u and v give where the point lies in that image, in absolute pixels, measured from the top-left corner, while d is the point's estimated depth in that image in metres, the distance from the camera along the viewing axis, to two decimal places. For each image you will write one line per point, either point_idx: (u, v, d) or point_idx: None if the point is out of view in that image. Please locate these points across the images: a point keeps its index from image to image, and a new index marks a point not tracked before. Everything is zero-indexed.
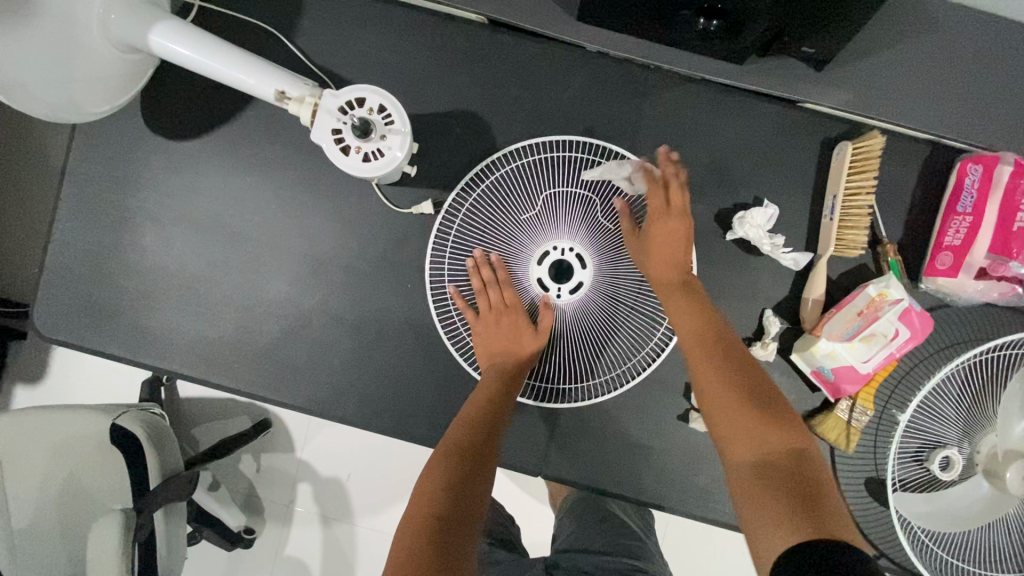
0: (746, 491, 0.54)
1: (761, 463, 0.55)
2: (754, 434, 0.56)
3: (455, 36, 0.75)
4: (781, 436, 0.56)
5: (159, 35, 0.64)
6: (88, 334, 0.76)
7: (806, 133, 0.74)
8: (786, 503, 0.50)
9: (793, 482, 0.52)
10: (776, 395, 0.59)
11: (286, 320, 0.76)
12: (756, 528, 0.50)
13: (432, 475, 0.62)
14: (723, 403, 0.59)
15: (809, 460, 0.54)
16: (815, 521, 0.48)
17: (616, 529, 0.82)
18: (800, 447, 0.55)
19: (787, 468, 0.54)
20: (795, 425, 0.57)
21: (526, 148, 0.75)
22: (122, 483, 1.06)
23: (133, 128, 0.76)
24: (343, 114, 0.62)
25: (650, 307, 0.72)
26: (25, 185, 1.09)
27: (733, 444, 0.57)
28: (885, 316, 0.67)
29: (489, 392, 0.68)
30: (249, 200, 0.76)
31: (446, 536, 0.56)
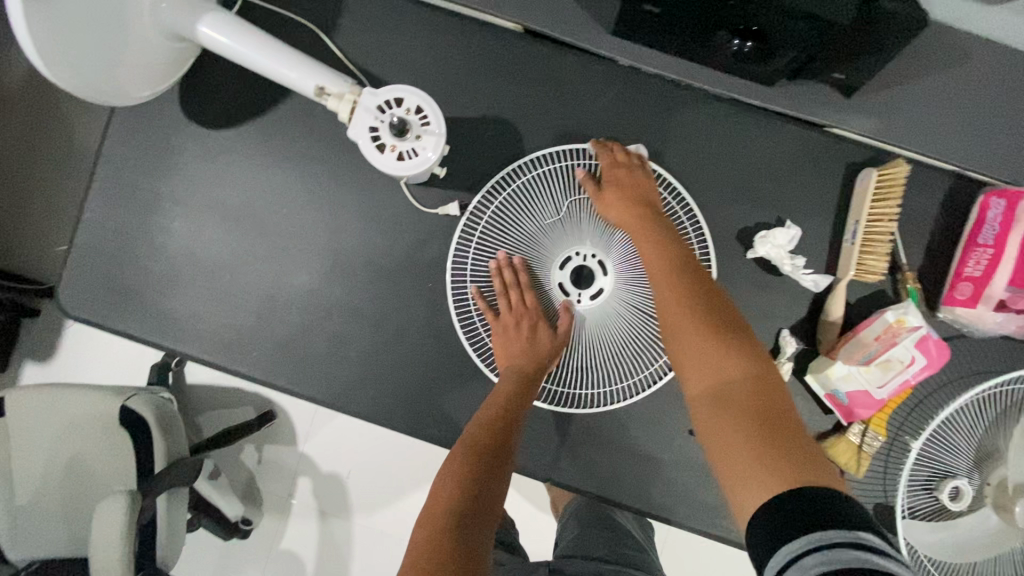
0: (709, 417, 0.55)
1: (724, 392, 0.55)
2: (711, 365, 0.57)
3: (492, 42, 0.77)
4: (740, 364, 0.56)
5: (207, 25, 0.65)
6: (111, 313, 0.77)
7: (833, 157, 0.75)
8: (756, 435, 0.51)
9: (756, 411, 0.53)
10: (734, 322, 0.59)
11: (307, 311, 0.77)
12: (726, 457, 0.52)
13: (453, 470, 0.63)
14: (680, 336, 0.59)
15: (769, 384, 0.55)
16: (781, 458, 0.49)
17: (619, 536, 0.83)
18: (762, 373, 0.56)
19: (749, 398, 0.54)
20: (752, 349, 0.57)
21: (553, 154, 0.76)
22: (124, 468, 1.06)
23: (170, 115, 0.77)
24: (382, 113, 0.63)
25: None
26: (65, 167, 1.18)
27: (693, 376, 0.58)
28: (903, 342, 0.68)
29: (509, 394, 0.69)
30: (278, 192, 0.77)
31: (468, 530, 0.58)
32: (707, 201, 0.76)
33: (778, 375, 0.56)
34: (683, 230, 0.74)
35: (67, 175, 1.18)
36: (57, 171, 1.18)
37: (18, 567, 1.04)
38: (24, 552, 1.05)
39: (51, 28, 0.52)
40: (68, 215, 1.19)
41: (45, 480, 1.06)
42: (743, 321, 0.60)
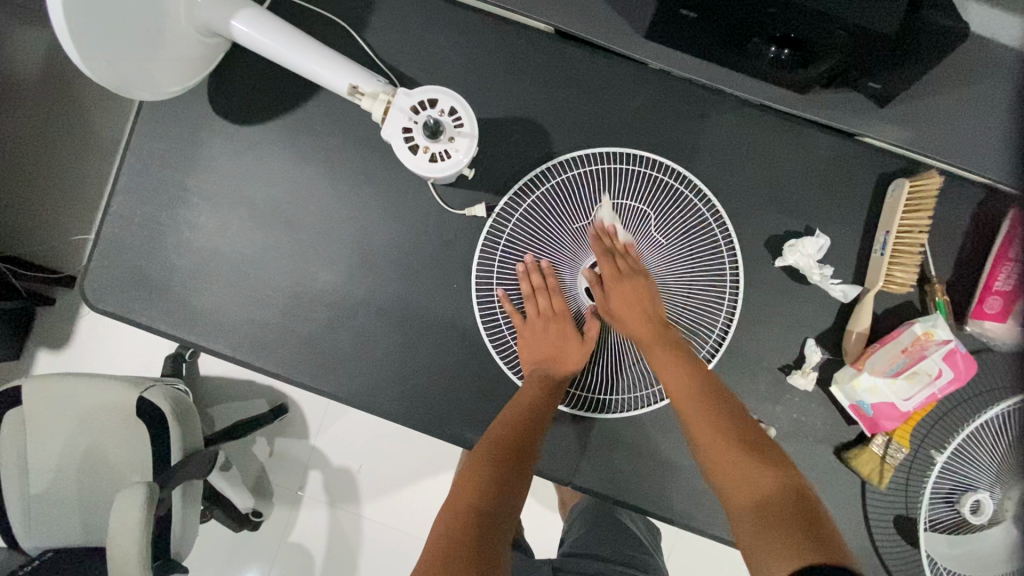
0: (747, 526, 0.57)
1: (764, 500, 0.58)
2: (744, 476, 0.60)
3: (522, 43, 0.76)
4: (769, 475, 0.59)
5: (241, 21, 0.65)
6: (135, 307, 0.77)
7: (864, 167, 0.75)
8: (788, 534, 0.54)
9: (793, 516, 0.56)
10: (754, 429, 0.63)
11: (330, 309, 0.76)
12: (766, 560, 0.53)
13: (478, 470, 0.64)
14: (711, 450, 0.62)
15: (800, 491, 0.58)
16: (819, 548, 0.52)
17: (624, 537, 0.82)
18: (790, 481, 0.59)
19: (784, 504, 0.57)
20: (779, 459, 0.61)
21: (584, 157, 0.75)
22: (137, 460, 1.07)
23: (197, 109, 0.77)
24: (415, 114, 0.63)
25: (695, 321, 0.75)
26: (88, 157, 1.19)
27: (730, 489, 0.60)
28: (931, 355, 0.68)
29: (535, 398, 0.69)
30: (304, 189, 0.77)
31: (494, 531, 0.60)
32: (736, 208, 0.75)
33: (802, 476, 0.60)
34: (712, 237, 0.74)
35: (89, 165, 1.19)
36: (78, 160, 1.19)
37: (33, 555, 1.05)
38: (39, 539, 1.07)
39: (90, 24, 0.52)
40: (89, 205, 1.20)
41: (61, 470, 1.07)
42: (761, 427, 0.64)
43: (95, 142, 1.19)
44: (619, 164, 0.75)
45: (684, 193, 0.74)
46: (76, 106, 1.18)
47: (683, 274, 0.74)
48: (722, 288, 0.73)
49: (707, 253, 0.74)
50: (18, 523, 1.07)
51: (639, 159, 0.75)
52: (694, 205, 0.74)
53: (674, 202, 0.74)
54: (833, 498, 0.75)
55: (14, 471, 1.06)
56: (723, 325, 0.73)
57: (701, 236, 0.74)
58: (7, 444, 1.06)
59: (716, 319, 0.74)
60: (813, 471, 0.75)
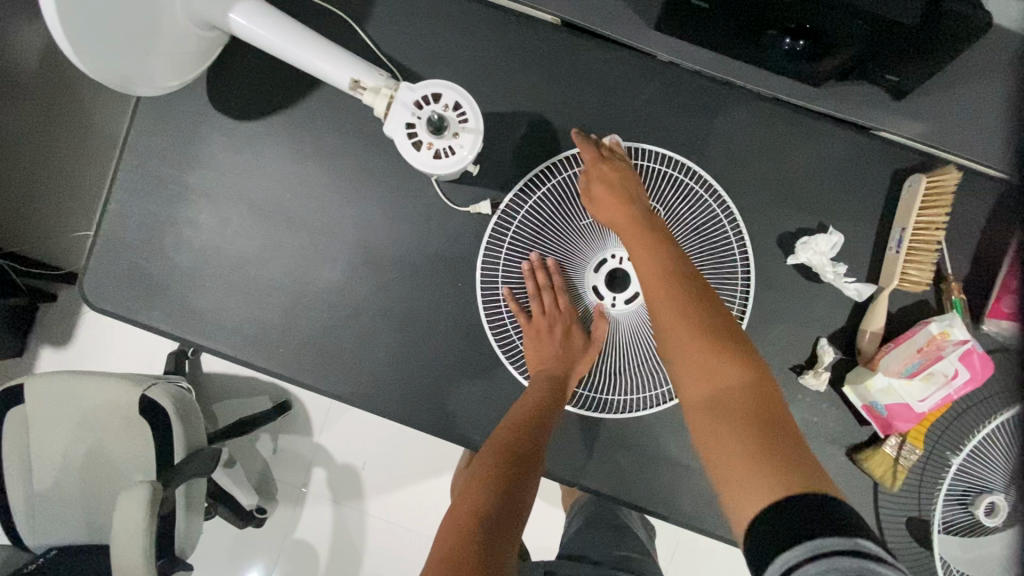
0: (707, 422, 0.53)
1: (722, 400, 0.53)
2: (708, 371, 0.54)
3: (528, 35, 0.74)
4: (738, 368, 0.54)
5: (240, 14, 0.63)
6: (135, 306, 0.76)
7: (879, 162, 0.73)
8: (754, 441, 0.50)
9: (756, 419, 0.51)
10: (730, 323, 0.57)
11: (333, 308, 0.75)
12: (726, 470, 0.50)
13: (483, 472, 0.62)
14: (677, 339, 0.57)
15: (769, 393, 0.53)
16: (783, 466, 0.47)
17: (620, 539, 0.81)
18: (760, 381, 0.54)
19: (751, 404, 0.52)
20: (751, 356, 0.55)
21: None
22: (139, 460, 1.06)
23: (196, 105, 0.75)
24: (419, 109, 0.61)
25: None
26: (86, 152, 1.18)
27: (691, 384, 0.56)
28: (947, 356, 0.67)
29: (541, 399, 0.68)
30: (306, 186, 0.75)
31: (497, 534, 0.57)
32: (747, 204, 0.73)
33: (776, 384, 0.54)
34: (723, 233, 0.72)
35: (87, 160, 1.18)
36: (77, 156, 1.18)
37: (36, 555, 1.05)
38: (42, 539, 1.06)
39: (83, 18, 0.50)
40: (87, 200, 1.19)
41: (64, 469, 1.07)
42: (738, 324, 0.58)
43: (93, 137, 1.18)
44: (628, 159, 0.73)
45: (694, 188, 0.72)
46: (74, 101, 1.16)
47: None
48: (734, 287, 0.71)
49: (718, 250, 0.72)
50: (19, 525, 1.05)
51: (647, 154, 0.73)
52: (704, 200, 0.71)
53: (683, 197, 0.72)
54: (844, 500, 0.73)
55: (15, 470, 1.05)
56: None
57: (712, 232, 0.72)
58: (10, 442, 1.05)
59: (728, 317, 0.72)
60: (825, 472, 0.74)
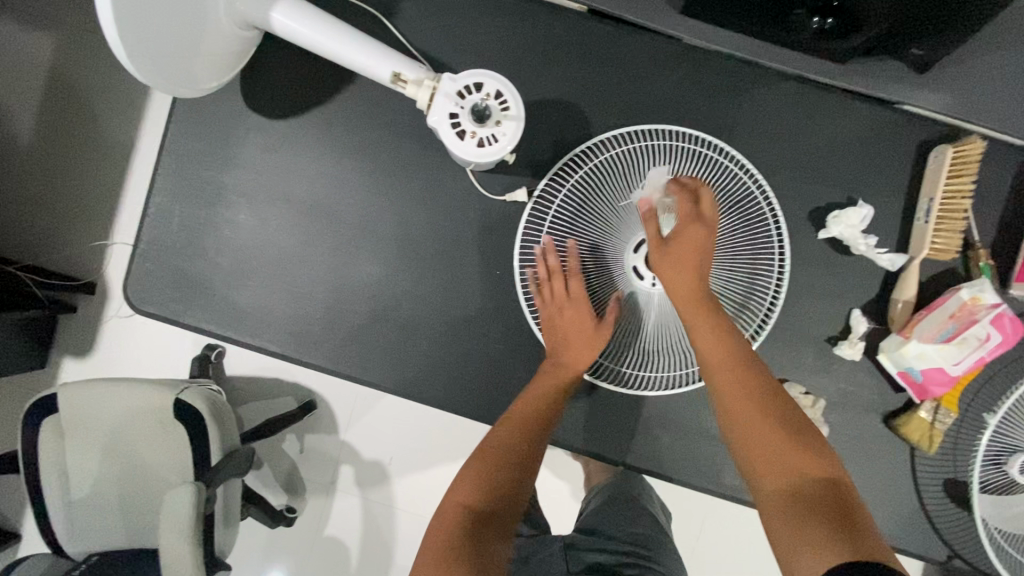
0: (780, 512, 0.54)
1: (798, 490, 0.55)
2: (783, 462, 0.57)
3: (555, 24, 0.75)
4: (811, 462, 0.56)
5: (281, 13, 0.64)
6: (178, 308, 0.77)
7: (903, 135, 0.74)
8: (826, 527, 0.51)
9: (831, 510, 0.53)
10: (804, 421, 0.60)
11: (375, 301, 0.77)
12: (795, 549, 0.51)
13: (483, 460, 0.64)
14: (749, 429, 0.59)
15: (845, 488, 0.55)
16: (856, 545, 0.49)
17: (636, 515, 0.77)
18: (835, 477, 0.56)
19: (825, 496, 0.54)
20: (826, 454, 0.57)
21: (622, 135, 0.75)
22: (175, 462, 1.07)
23: (231, 106, 0.76)
24: (462, 99, 0.63)
25: (747, 294, 0.73)
26: (101, 160, 1.18)
27: (766, 472, 0.57)
28: (980, 320, 0.69)
29: (546, 393, 0.69)
30: (342, 182, 0.76)
31: (494, 520, 0.59)
32: (777, 181, 0.75)
33: (852, 482, 0.56)
34: (759, 209, 0.73)
35: (103, 168, 1.18)
36: (92, 164, 1.18)
37: (78, 560, 1.06)
38: (83, 545, 1.08)
39: (135, 19, 0.51)
40: (104, 208, 1.19)
41: (101, 475, 1.08)
42: (810, 421, 0.60)
43: (109, 144, 1.18)
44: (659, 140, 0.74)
45: (728, 167, 0.73)
46: (91, 110, 1.17)
47: (731, 249, 0.73)
48: (771, 260, 0.72)
49: (753, 224, 0.73)
50: (61, 531, 1.07)
51: (681, 135, 0.75)
52: (738, 178, 0.73)
53: (718, 177, 0.74)
54: (881, 465, 0.76)
55: (53, 478, 1.06)
56: (773, 297, 0.73)
57: (748, 210, 0.73)
58: (47, 451, 1.06)
59: (768, 289, 0.72)
60: (862, 439, 0.76)
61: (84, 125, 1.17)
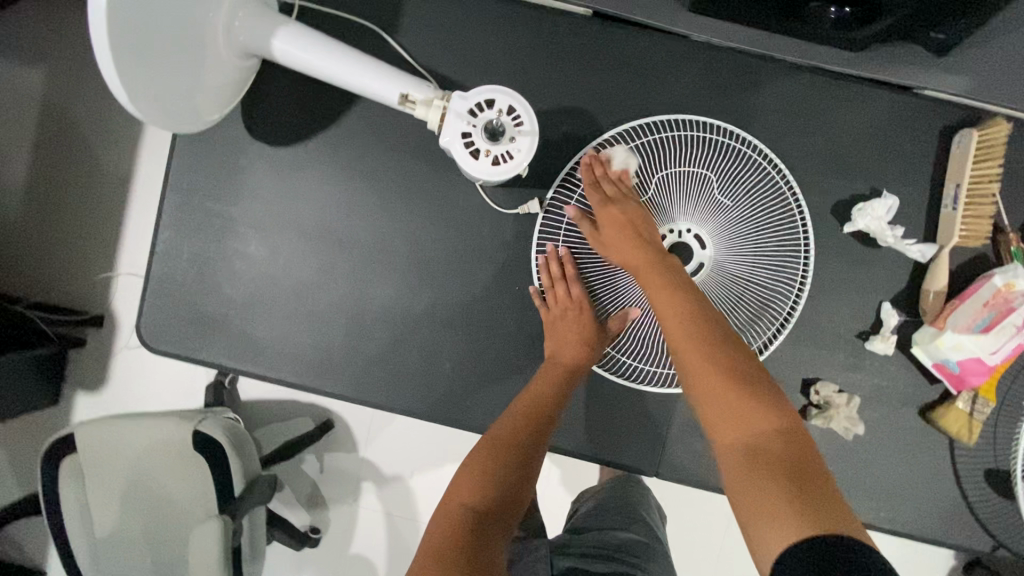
0: (737, 469, 0.51)
1: (753, 442, 0.52)
2: (734, 412, 0.54)
3: (560, 29, 0.73)
4: (762, 409, 0.53)
5: (281, 41, 0.62)
6: (194, 345, 0.75)
7: (924, 121, 0.72)
8: (782, 486, 0.48)
9: (785, 466, 0.50)
10: (753, 364, 0.56)
11: (393, 325, 0.75)
12: (752, 512, 0.48)
13: (484, 457, 0.63)
14: (697, 376, 0.56)
15: (796, 437, 0.52)
16: (814, 508, 0.46)
17: (627, 520, 0.74)
18: (788, 425, 0.52)
19: (782, 451, 0.51)
20: (776, 397, 0.54)
21: (645, 126, 0.73)
22: (198, 495, 1.06)
23: (234, 136, 0.74)
24: (473, 117, 0.61)
25: (773, 281, 0.71)
26: (98, 191, 1.16)
27: (718, 425, 0.54)
28: (1018, 307, 0.67)
29: (544, 386, 0.69)
30: (352, 205, 0.75)
31: (496, 519, 0.59)
32: (798, 177, 0.73)
33: (808, 431, 0.53)
34: (779, 194, 0.71)
35: (101, 200, 1.16)
36: (90, 197, 1.16)
37: None
38: None
39: (131, 59, 0.49)
40: (105, 240, 1.16)
41: (123, 512, 1.06)
42: (761, 367, 0.57)
43: (105, 175, 1.15)
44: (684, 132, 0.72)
45: (745, 153, 0.71)
46: (85, 142, 1.15)
47: (755, 236, 0.71)
48: (797, 253, 0.71)
49: (780, 216, 0.71)
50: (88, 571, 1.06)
51: (693, 125, 0.72)
52: (756, 162, 0.71)
53: (735, 162, 0.71)
54: (920, 459, 0.74)
55: (75, 520, 1.05)
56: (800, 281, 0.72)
57: (768, 194, 0.71)
58: (68, 492, 1.05)
59: (793, 272, 0.71)
60: (898, 434, 0.74)
61: (79, 158, 1.15)
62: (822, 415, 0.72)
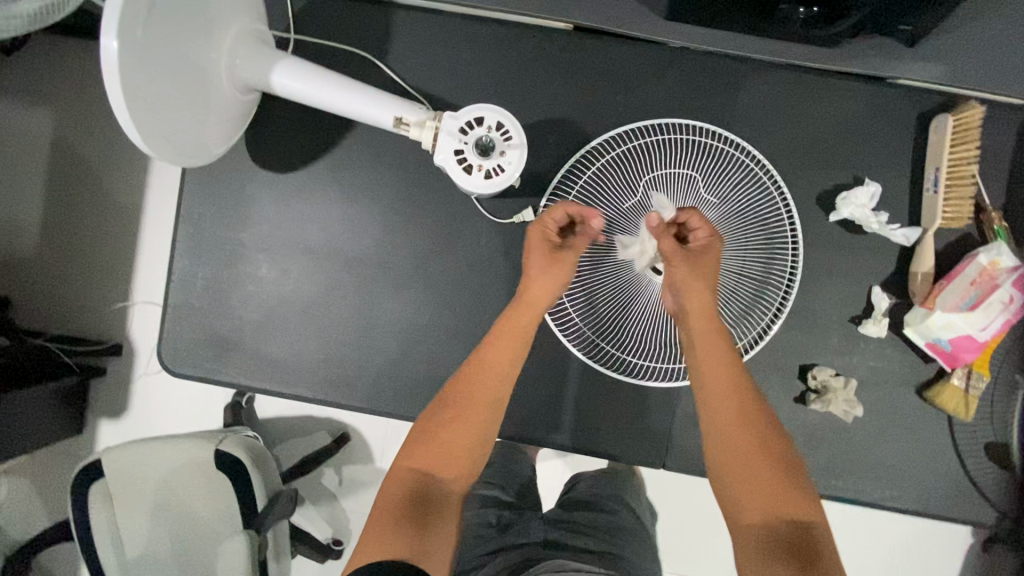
0: (755, 544, 0.59)
1: (775, 526, 0.60)
2: (765, 496, 0.61)
3: (544, 44, 0.76)
4: (789, 500, 0.61)
5: (280, 74, 0.66)
6: (212, 366, 0.78)
7: (902, 109, 0.75)
8: (794, 566, 0.56)
9: (797, 548, 0.57)
10: (791, 458, 0.63)
11: (402, 337, 0.78)
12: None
13: (426, 441, 0.67)
14: (734, 455, 0.64)
15: (816, 530, 0.59)
16: None
17: (619, 504, 0.79)
18: (809, 519, 0.60)
19: (795, 537, 0.58)
20: (805, 495, 0.61)
21: (628, 133, 0.76)
22: (222, 513, 1.09)
23: (240, 166, 0.78)
24: (464, 134, 0.64)
25: (763, 273, 0.74)
26: (112, 225, 1.20)
27: (745, 504, 0.62)
28: (1002, 283, 0.70)
29: (486, 368, 0.68)
30: (355, 224, 0.78)
31: (439, 497, 0.64)
32: (782, 170, 0.76)
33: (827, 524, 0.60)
34: (765, 188, 0.74)
35: (115, 233, 1.20)
36: (105, 231, 1.20)
37: None
38: None
39: (139, 101, 0.53)
40: (121, 271, 1.21)
41: (151, 533, 1.10)
42: (800, 462, 0.64)
43: (117, 209, 1.20)
44: (665, 136, 0.75)
45: (728, 151, 0.74)
46: (97, 179, 1.20)
47: (742, 231, 0.74)
48: (785, 245, 0.74)
49: (765, 210, 0.74)
50: None
51: (676, 128, 0.75)
52: (739, 160, 0.74)
53: (719, 161, 0.74)
54: (920, 437, 0.76)
55: (106, 542, 1.09)
56: (791, 272, 0.74)
57: (753, 189, 0.74)
58: (99, 516, 1.08)
59: (782, 264, 0.74)
60: (897, 413, 0.76)
61: (92, 194, 1.20)
62: (820, 399, 0.74)
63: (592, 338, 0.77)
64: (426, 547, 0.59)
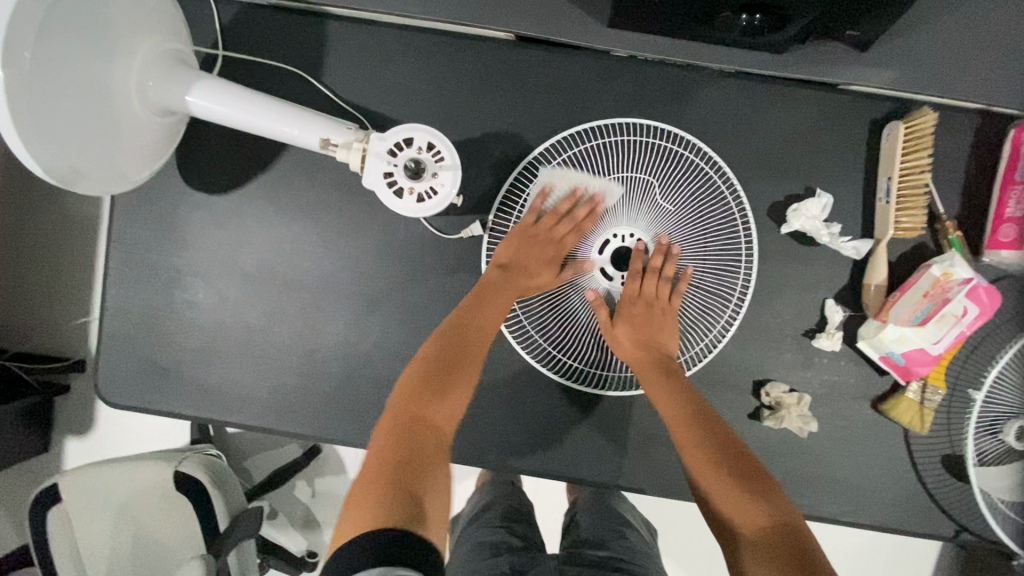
0: (749, 556, 0.54)
1: (765, 531, 0.54)
2: (743, 503, 0.57)
3: (484, 55, 0.73)
4: (761, 507, 0.56)
5: (196, 96, 0.63)
6: (152, 396, 0.76)
7: (855, 115, 0.72)
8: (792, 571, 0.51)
9: (789, 552, 0.52)
10: (757, 467, 0.59)
11: (347, 361, 0.76)
12: None
13: (400, 407, 0.59)
14: (710, 482, 0.59)
15: (799, 533, 0.54)
16: None
17: (614, 530, 0.72)
18: (790, 521, 0.55)
19: (784, 541, 0.53)
20: (779, 497, 0.57)
21: (589, 132, 0.73)
22: (191, 533, 1.03)
23: (172, 187, 0.75)
24: (394, 156, 0.62)
25: (717, 281, 0.73)
26: (63, 234, 1.12)
27: (731, 513, 0.57)
28: (955, 295, 0.67)
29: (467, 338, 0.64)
30: (295, 245, 0.75)
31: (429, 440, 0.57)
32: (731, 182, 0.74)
33: (810, 529, 0.55)
34: (721, 196, 0.72)
35: (66, 243, 1.13)
36: (54, 241, 1.13)
37: None
38: None
39: (29, 124, 0.50)
40: (74, 284, 1.14)
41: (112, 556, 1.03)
42: (766, 469, 0.59)
43: (67, 217, 1.13)
44: (625, 138, 0.72)
45: (684, 155, 0.72)
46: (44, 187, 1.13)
47: (698, 239, 0.73)
48: (739, 256, 0.72)
49: (721, 221, 0.72)
50: None
51: (632, 129, 0.73)
52: (695, 166, 0.72)
53: (675, 166, 0.72)
54: (875, 450, 0.75)
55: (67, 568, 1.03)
56: (744, 282, 0.73)
57: (710, 197, 0.72)
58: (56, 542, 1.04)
59: (737, 273, 0.73)
60: (852, 427, 0.75)
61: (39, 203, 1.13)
62: (773, 415, 0.72)
63: (545, 348, 0.74)
64: (423, 508, 0.51)
